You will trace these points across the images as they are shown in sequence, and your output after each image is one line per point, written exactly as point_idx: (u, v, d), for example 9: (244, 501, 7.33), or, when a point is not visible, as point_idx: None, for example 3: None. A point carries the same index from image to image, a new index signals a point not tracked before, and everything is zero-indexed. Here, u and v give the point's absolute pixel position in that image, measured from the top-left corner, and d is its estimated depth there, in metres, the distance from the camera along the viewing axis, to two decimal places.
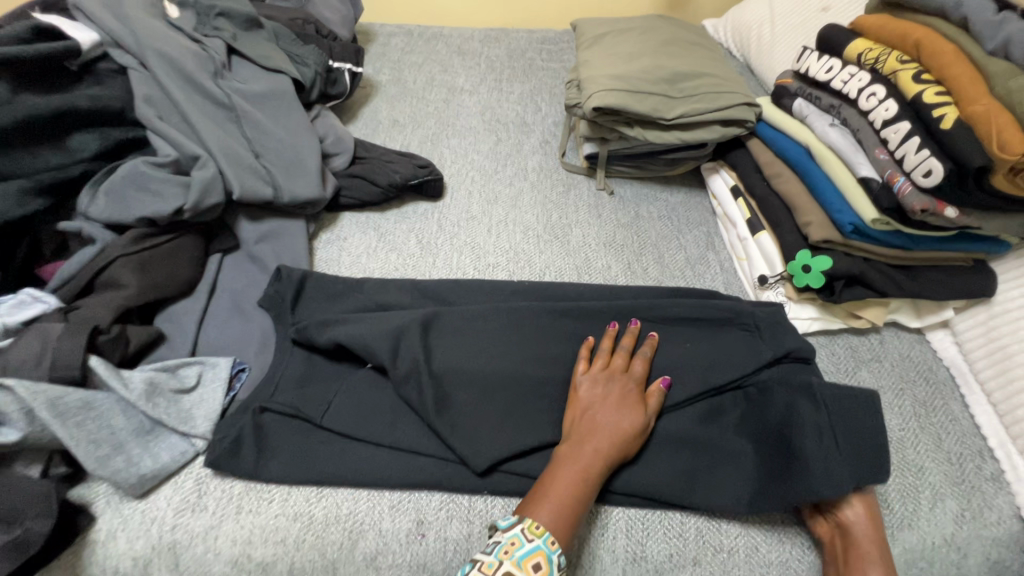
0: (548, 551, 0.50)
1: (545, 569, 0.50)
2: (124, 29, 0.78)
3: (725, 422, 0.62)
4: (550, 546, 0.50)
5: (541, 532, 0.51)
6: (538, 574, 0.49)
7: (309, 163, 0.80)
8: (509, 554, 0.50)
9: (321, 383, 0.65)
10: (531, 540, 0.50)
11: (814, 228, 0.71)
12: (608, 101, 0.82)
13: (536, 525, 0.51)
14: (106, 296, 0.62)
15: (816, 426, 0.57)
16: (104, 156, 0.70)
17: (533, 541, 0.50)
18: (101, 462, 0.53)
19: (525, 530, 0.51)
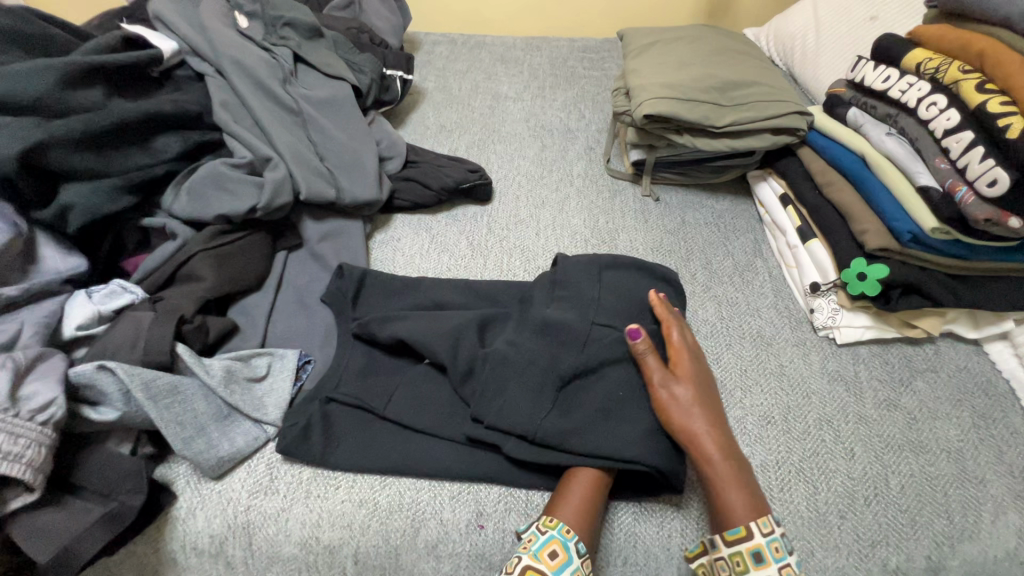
0: (562, 538, 0.53)
1: (563, 556, 0.53)
2: (201, 38, 0.83)
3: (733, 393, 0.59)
4: (565, 534, 0.53)
5: (553, 523, 0.54)
6: (556, 561, 0.52)
7: (369, 166, 0.84)
8: (527, 548, 0.53)
9: (382, 376, 0.68)
10: (544, 532, 0.54)
11: (869, 236, 0.71)
12: (658, 109, 0.83)
13: (549, 520, 0.55)
14: (187, 288, 0.66)
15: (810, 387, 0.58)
16: (183, 157, 0.74)
17: (547, 532, 0.54)
18: (186, 443, 0.57)
19: (539, 526, 0.55)
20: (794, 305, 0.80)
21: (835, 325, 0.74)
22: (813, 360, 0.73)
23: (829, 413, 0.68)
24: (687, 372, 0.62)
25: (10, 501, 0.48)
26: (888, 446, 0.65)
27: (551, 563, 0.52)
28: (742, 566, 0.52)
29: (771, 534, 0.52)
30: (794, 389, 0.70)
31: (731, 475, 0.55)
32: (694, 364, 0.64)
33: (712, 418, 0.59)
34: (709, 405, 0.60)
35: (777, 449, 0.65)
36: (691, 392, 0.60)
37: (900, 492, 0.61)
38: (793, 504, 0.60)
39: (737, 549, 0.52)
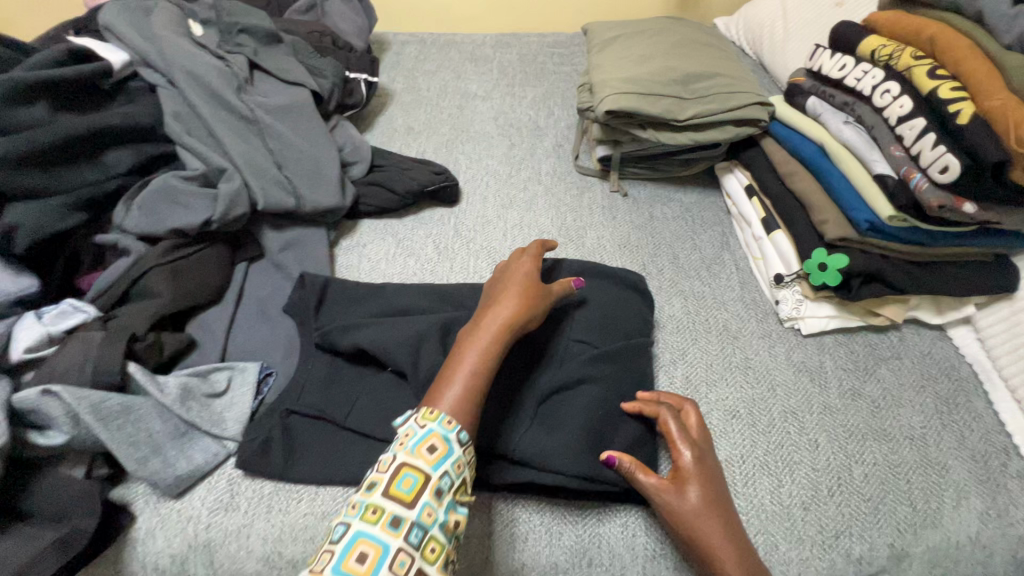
0: (441, 433, 0.49)
1: (441, 451, 0.48)
2: (152, 48, 0.81)
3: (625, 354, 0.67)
4: (444, 429, 0.49)
5: (431, 419, 0.49)
6: (434, 456, 0.47)
7: (330, 173, 0.83)
8: (402, 446, 0.48)
9: (344, 385, 0.67)
10: (422, 427, 0.49)
11: (829, 226, 0.71)
12: (619, 105, 0.83)
13: (428, 413, 0.50)
14: (141, 305, 0.65)
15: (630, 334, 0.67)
16: (136, 171, 0.73)
17: (424, 428, 0.49)
18: (140, 464, 0.56)
19: (417, 421, 0.49)
20: (761, 297, 0.79)
21: (800, 315, 0.74)
22: (779, 352, 0.73)
23: (794, 404, 0.68)
24: (694, 476, 0.54)
25: None
26: (852, 436, 0.65)
27: (428, 458, 0.47)
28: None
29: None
30: (760, 382, 0.70)
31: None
32: (696, 466, 0.55)
33: (727, 527, 0.52)
34: (721, 509, 0.53)
35: (742, 443, 0.64)
36: (700, 499, 0.53)
37: (864, 481, 0.62)
38: (757, 498, 0.60)
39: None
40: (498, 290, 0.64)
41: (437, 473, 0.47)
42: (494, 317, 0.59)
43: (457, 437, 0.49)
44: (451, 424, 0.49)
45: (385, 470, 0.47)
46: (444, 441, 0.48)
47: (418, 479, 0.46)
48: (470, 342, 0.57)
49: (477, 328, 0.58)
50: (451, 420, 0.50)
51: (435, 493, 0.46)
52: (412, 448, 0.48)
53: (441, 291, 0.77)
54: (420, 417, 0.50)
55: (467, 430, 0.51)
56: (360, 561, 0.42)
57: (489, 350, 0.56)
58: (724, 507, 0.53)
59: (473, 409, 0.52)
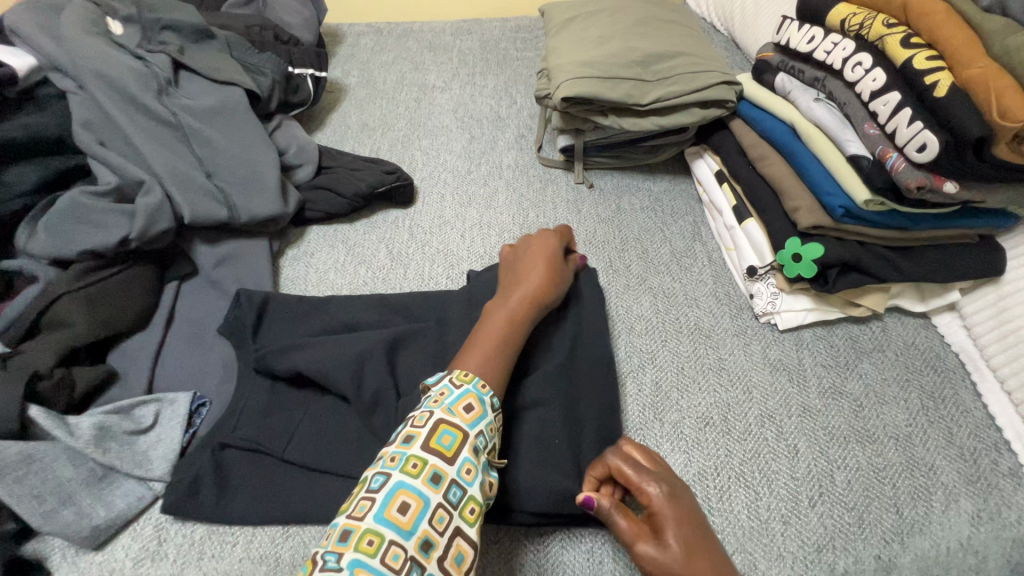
0: (478, 393, 0.49)
1: (478, 409, 0.48)
2: (59, 49, 0.73)
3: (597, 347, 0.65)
4: (480, 389, 0.49)
5: (468, 379, 0.50)
6: (471, 413, 0.47)
7: (267, 179, 0.76)
8: (438, 403, 0.47)
9: (284, 412, 0.61)
10: (459, 386, 0.49)
11: (802, 214, 0.66)
12: (576, 90, 0.76)
13: (463, 374, 0.50)
14: (50, 336, 0.59)
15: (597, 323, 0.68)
16: (44, 188, 0.66)
17: (461, 387, 0.49)
18: (47, 517, 0.50)
19: (452, 380, 0.50)
20: (735, 290, 0.75)
21: (776, 309, 0.69)
22: (754, 350, 0.68)
23: (771, 407, 0.63)
24: (666, 516, 0.47)
25: None
26: (833, 439, 0.60)
27: (466, 415, 0.47)
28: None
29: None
30: (734, 384, 0.65)
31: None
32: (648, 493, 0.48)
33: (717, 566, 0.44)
34: (706, 546, 0.45)
35: (715, 453, 0.60)
36: (679, 541, 0.45)
37: (846, 488, 0.57)
38: (733, 514, 0.56)
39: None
40: (519, 266, 0.65)
41: (474, 431, 0.46)
42: (522, 291, 0.61)
43: (489, 401, 0.49)
44: (484, 387, 0.50)
45: (423, 425, 0.45)
46: (478, 403, 0.48)
47: (457, 436, 0.45)
48: (499, 314, 0.58)
49: (503, 302, 0.60)
50: (484, 383, 0.50)
51: (473, 450, 0.46)
52: (449, 406, 0.47)
53: (390, 302, 0.71)
54: (455, 377, 0.50)
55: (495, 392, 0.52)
56: (402, 511, 0.41)
57: (514, 325, 0.57)
58: (708, 543, 0.45)
59: (501, 376, 0.54)
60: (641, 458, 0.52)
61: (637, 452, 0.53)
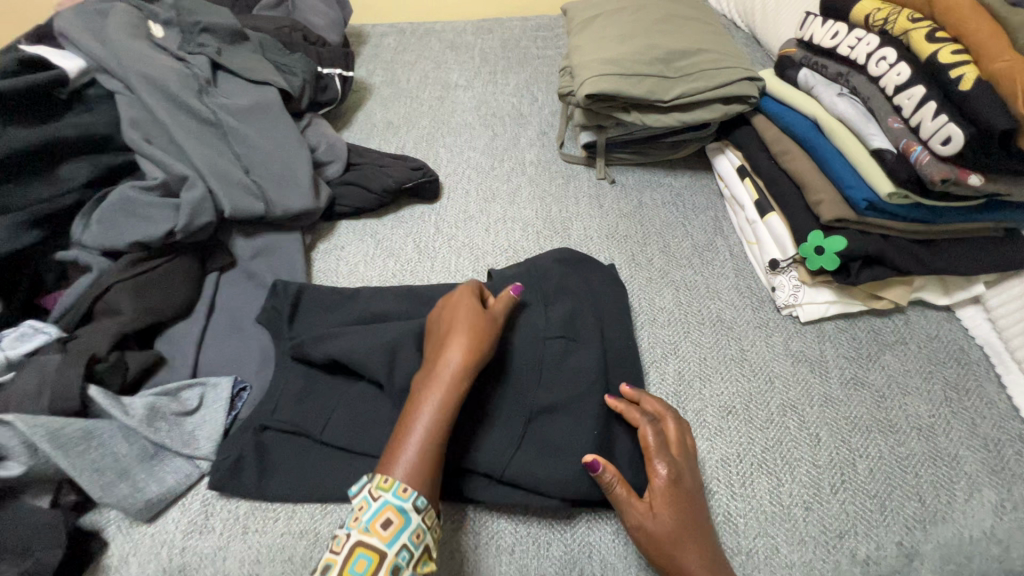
0: (396, 503, 0.45)
1: (398, 522, 0.44)
2: (107, 52, 0.77)
3: (620, 334, 0.67)
4: (399, 496, 0.45)
5: (388, 486, 0.45)
6: (389, 530, 0.44)
7: (301, 175, 0.79)
8: (356, 521, 0.44)
9: (320, 397, 0.64)
10: (377, 498, 0.45)
11: (825, 207, 0.67)
12: (600, 87, 0.78)
13: (383, 481, 0.46)
14: (103, 323, 0.63)
15: (616, 311, 0.69)
16: (95, 183, 0.70)
17: (380, 498, 0.45)
18: (106, 490, 0.54)
19: (371, 490, 0.46)
20: (757, 283, 0.76)
21: (798, 302, 0.70)
22: (776, 342, 0.69)
23: (793, 397, 0.64)
24: (670, 495, 0.52)
25: None
26: (855, 428, 0.61)
27: (382, 533, 0.43)
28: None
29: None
30: (756, 374, 0.66)
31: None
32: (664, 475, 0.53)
33: (698, 550, 0.50)
34: (694, 533, 0.51)
35: (737, 441, 0.61)
36: (673, 520, 0.51)
37: (868, 476, 0.58)
38: (755, 499, 0.57)
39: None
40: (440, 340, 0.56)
41: (393, 549, 0.43)
42: (447, 366, 0.53)
43: (414, 504, 0.45)
44: (406, 491, 0.45)
45: (338, 550, 0.43)
46: (399, 513, 0.44)
47: (372, 559, 0.42)
48: (427, 387, 0.52)
49: (427, 384, 0.52)
50: (405, 487, 0.46)
51: (391, 571, 0.42)
52: (365, 524, 0.44)
53: (419, 293, 0.73)
54: (373, 486, 0.46)
55: (427, 491, 0.47)
56: None
57: (450, 395, 0.51)
58: (697, 529, 0.51)
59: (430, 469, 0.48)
60: (670, 433, 0.57)
61: (670, 428, 0.57)
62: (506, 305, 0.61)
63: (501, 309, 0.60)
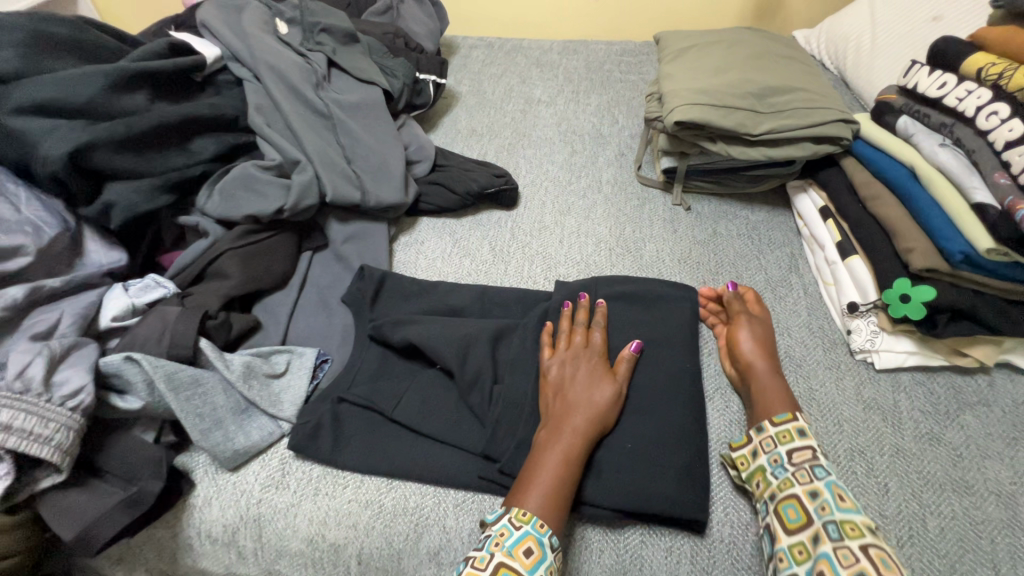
0: (537, 535, 0.50)
1: (537, 554, 0.50)
2: (241, 44, 0.86)
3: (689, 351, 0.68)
4: (539, 530, 0.51)
5: (527, 519, 0.51)
6: (529, 559, 0.49)
7: (395, 170, 0.85)
8: (498, 545, 0.50)
9: (395, 378, 0.68)
10: (518, 527, 0.51)
11: (915, 255, 0.65)
12: (691, 116, 0.80)
13: (522, 514, 0.52)
14: (214, 284, 0.69)
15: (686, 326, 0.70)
16: (220, 158, 0.78)
17: (521, 528, 0.51)
18: (204, 434, 0.59)
19: (512, 520, 0.52)
20: (831, 325, 0.75)
21: (874, 348, 0.69)
22: (848, 386, 0.68)
23: (861, 443, 0.63)
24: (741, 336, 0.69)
25: (39, 482, 0.50)
26: (927, 484, 0.59)
27: (524, 561, 0.49)
28: (803, 553, 0.50)
29: (830, 482, 0.55)
30: (824, 415, 0.66)
31: (783, 401, 0.62)
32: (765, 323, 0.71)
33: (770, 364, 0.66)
34: (769, 358, 0.66)
35: None
36: (746, 351, 0.67)
37: (939, 535, 0.56)
38: None
39: (739, 453, 0.60)
40: (567, 390, 0.61)
41: None
42: (578, 415, 0.58)
43: (550, 541, 0.51)
44: (543, 526, 0.51)
45: (482, 567, 0.49)
46: (538, 545, 0.50)
47: None
48: (553, 437, 0.57)
49: (556, 433, 0.57)
50: (544, 523, 0.51)
51: None
52: (509, 549, 0.50)
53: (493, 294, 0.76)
54: (513, 517, 0.52)
55: (559, 530, 0.52)
56: None
57: (578, 447, 0.56)
58: (771, 355, 0.67)
59: (562, 513, 0.53)
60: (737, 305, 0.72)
61: (735, 301, 0.73)
62: (628, 368, 0.63)
63: (624, 373, 0.63)
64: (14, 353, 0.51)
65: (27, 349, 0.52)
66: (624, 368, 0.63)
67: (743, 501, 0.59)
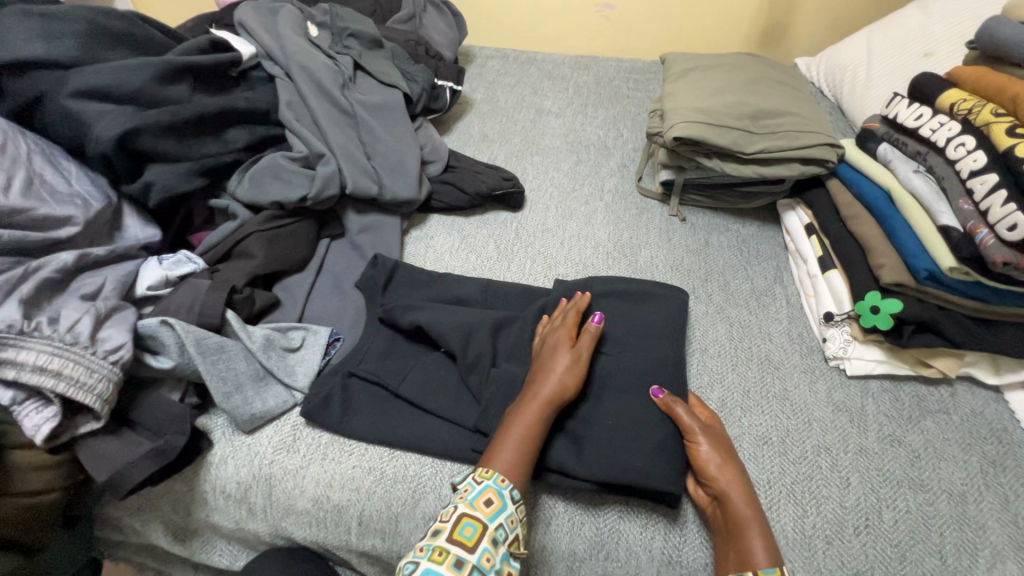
0: (497, 487, 0.56)
1: (497, 504, 0.55)
2: (275, 44, 0.92)
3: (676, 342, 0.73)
4: (500, 484, 0.56)
5: (489, 475, 0.57)
6: (490, 508, 0.55)
7: (410, 168, 0.91)
8: (462, 497, 0.56)
9: (402, 359, 0.73)
10: (480, 482, 0.56)
11: (885, 270, 0.71)
12: (688, 132, 0.86)
13: (485, 470, 0.57)
14: (240, 263, 0.75)
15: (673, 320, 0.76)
16: (250, 148, 0.84)
17: (483, 482, 0.56)
18: (226, 397, 0.65)
19: (476, 476, 0.57)
20: (808, 334, 0.80)
21: (846, 355, 0.75)
22: (820, 389, 0.74)
23: (828, 440, 0.68)
24: (700, 457, 0.61)
25: (79, 426, 0.56)
26: (886, 481, 0.65)
27: (485, 509, 0.55)
28: None
29: None
30: (796, 414, 0.71)
31: (762, 549, 0.54)
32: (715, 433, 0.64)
33: (740, 488, 0.58)
34: (731, 472, 0.60)
35: (770, 468, 0.65)
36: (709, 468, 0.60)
37: (893, 526, 0.61)
38: (779, 523, 0.61)
39: None
40: (540, 369, 0.66)
41: (492, 524, 0.54)
42: (543, 390, 0.63)
43: (511, 493, 0.56)
44: (503, 481, 0.56)
45: (448, 518, 0.54)
46: (499, 496, 0.55)
47: (477, 527, 0.54)
48: (521, 408, 0.62)
49: (523, 404, 0.62)
50: (505, 479, 0.56)
51: (491, 542, 0.53)
52: (472, 500, 0.55)
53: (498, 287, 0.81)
54: (478, 473, 0.57)
55: (519, 487, 0.57)
56: None
57: (543, 419, 0.61)
58: (736, 473, 0.59)
59: (524, 476, 0.58)
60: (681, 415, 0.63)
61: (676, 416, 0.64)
62: (591, 339, 0.68)
63: (588, 344, 0.68)
64: (64, 310, 0.57)
65: (76, 307, 0.58)
66: (591, 340, 0.69)
67: None
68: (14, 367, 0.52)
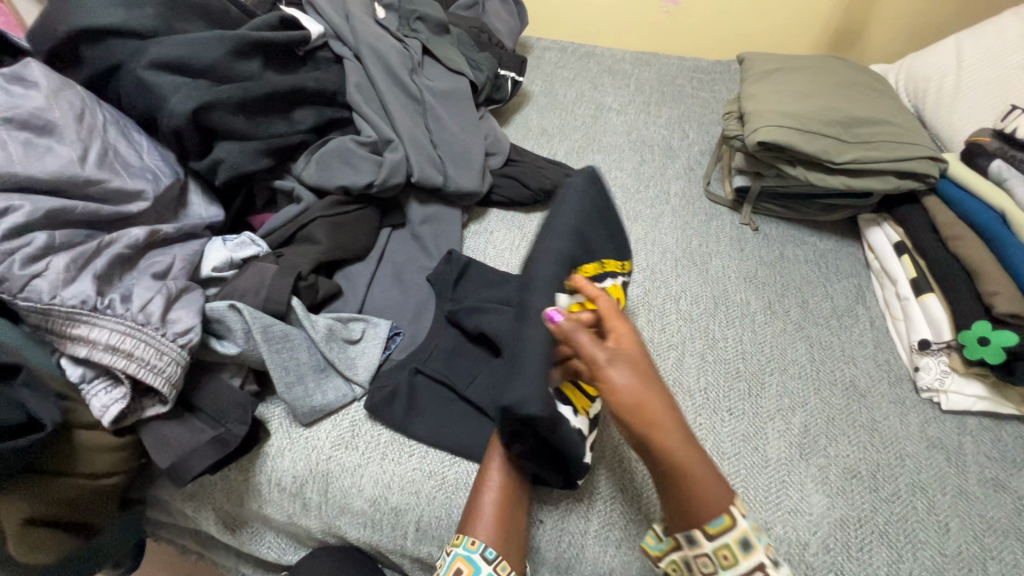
0: (466, 554, 0.54)
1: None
2: (344, 24, 0.89)
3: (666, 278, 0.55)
4: (468, 548, 0.55)
5: (460, 541, 0.56)
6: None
7: (475, 159, 0.88)
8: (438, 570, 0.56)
9: (466, 359, 0.70)
10: (451, 550, 0.56)
11: (1000, 299, 0.66)
12: (774, 137, 0.80)
13: (456, 537, 0.56)
14: (304, 248, 0.72)
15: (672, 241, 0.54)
16: (317, 130, 0.81)
17: (454, 549, 0.55)
18: (288, 387, 0.62)
19: (450, 545, 0.57)
20: (897, 361, 0.75)
21: (942, 388, 0.69)
22: (912, 422, 0.68)
23: (923, 479, 0.63)
24: (614, 390, 0.48)
25: (145, 410, 0.54)
26: (990, 529, 0.59)
27: None
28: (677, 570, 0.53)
29: None
30: (886, 448, 0.66)
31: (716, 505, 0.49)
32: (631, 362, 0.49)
33: (677, 423, 0.49)
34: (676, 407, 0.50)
35: (860, 505, 0.61)
36: (665, 412, 0.49)
37: None
38: (873, 567, 0.56)
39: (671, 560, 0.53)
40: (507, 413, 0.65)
41: None
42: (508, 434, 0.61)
43: (482, 554, 0.54)
44: (474, 543, 0.55)
45: None
46: (467, 563, 0.54)
47: None
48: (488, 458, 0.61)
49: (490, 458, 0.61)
50: (472, 540, 0.55)
51: None
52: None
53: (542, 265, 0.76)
54: (452, 542, 0.57)
55: (497, 545, 0.55)
56: None
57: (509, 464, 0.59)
58: (667, 421, 0.49)
59: (504, 526, 0.56)
60: (583, 343, 0.49)
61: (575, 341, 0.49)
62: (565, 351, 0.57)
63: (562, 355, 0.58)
64: (136, 288, 0.55)
65: (148, 286, 0.56)
66: (533, 335, 0.58)
67: (801, 522, 0.59)
68: (86, 344, 0.51)
